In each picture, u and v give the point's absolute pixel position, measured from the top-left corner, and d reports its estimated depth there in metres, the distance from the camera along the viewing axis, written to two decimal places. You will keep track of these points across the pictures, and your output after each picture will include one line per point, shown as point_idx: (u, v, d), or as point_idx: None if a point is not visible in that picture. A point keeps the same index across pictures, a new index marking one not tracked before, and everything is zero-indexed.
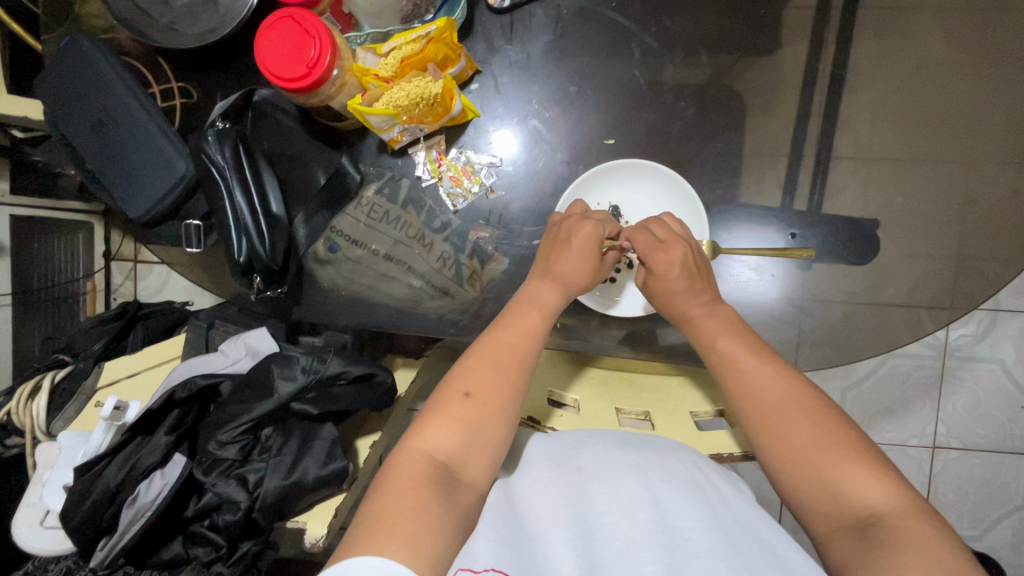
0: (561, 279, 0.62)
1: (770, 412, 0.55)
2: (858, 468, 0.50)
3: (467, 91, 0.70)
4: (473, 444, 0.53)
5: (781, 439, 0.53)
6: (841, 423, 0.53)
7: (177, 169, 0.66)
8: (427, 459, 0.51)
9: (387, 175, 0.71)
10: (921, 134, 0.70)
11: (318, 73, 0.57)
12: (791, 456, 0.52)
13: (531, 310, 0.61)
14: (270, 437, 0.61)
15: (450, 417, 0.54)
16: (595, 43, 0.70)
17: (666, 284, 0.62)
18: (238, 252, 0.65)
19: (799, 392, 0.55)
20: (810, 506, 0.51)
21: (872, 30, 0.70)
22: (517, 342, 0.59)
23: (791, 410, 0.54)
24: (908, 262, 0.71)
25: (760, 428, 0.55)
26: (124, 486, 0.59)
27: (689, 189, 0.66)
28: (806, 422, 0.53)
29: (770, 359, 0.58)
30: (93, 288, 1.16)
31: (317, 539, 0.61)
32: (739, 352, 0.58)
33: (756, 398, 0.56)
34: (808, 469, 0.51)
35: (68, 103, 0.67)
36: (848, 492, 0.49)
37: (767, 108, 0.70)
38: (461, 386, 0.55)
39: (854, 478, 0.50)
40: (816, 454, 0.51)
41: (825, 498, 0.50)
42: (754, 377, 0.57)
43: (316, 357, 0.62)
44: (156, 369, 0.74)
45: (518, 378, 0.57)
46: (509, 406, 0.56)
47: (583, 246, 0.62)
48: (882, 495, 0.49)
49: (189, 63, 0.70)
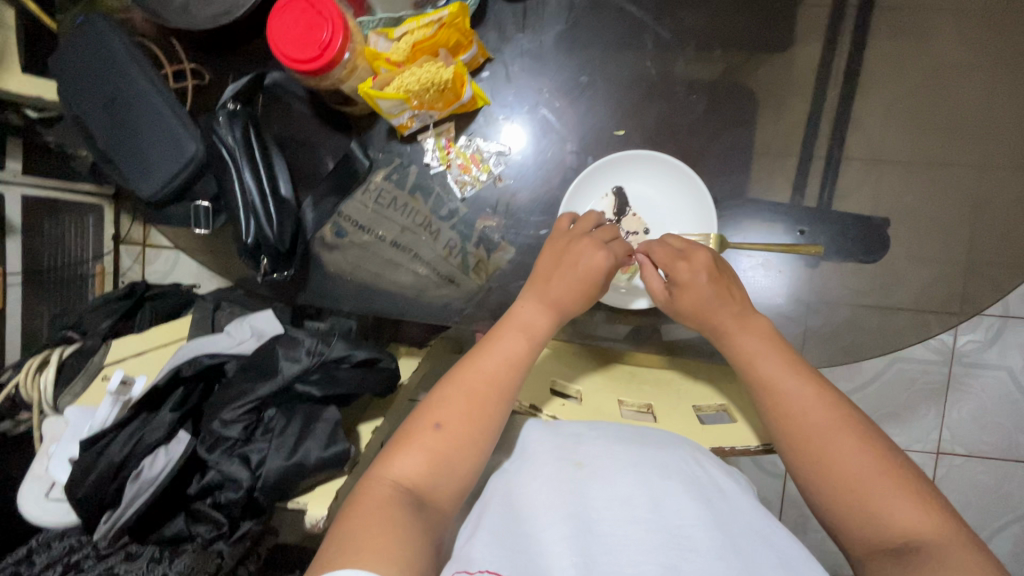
0: (550, 303, 0.62)
1: (815, 436, 0.54)
2: (901, 495, 0.50)
3: (478, 79, 0.69)
4: (441, 472, 0.54)
5: (823, 465, 0.53)
6: (883, 446, 0.53)
7: (187, 149, 0.66)
8: (393, 484, 0.52)
9: (395, 161, 0.71)
10: (933, 135, 0.69)
11: (329, 56, 0.56)
12: (834, 479, 0.52)
13: (517, 335, 0.60)
14: (273, 418, 0.60)
15: (418, 446, 0.54)
16: (608, 33, 0.69)
17: (695, 295, 0.60)
18: (247, 232, 0.66)
19: (840, 412, 0.54)
20: (849, 530, 0.51)
21: (888, 28, 0.69)
22: (494, 370, 0.59)
23: (834, 430, 0.53)
24: (918, 263, 0.70)
25: (802, 448, 0.54)
26: (129, 459, 0.58)
27: (691, 174, 0.66)
28: (851, 444, 0.52)
29: (807, 378, 0.57)
30: (103, 270, 1.17)
31: (318, 521, 0.60)
32: (776, 371, 0.57)
33: (795, 418, 0.55)
34: (849, 494, 0.51)
35: (82, 84, 0.67)
36: (890, 518, 0.49)
37: (779, 104, 0.70)
38: (432, 416, 0.56)
39: (897, 504, 0.49)
40: (860, 479, 0.51)
41: (867, 524, 0.50)
42: (795, 398, 0.56)
43: (321, 340, 0.62)
44: (161, 349, 0.74)
45: (490, 406, 0.57)
46: (478, 430, 0.56)
47: (589, 265, 0.61)
48: (923, 521, 0.49)
49: (201, 44, 0.70)
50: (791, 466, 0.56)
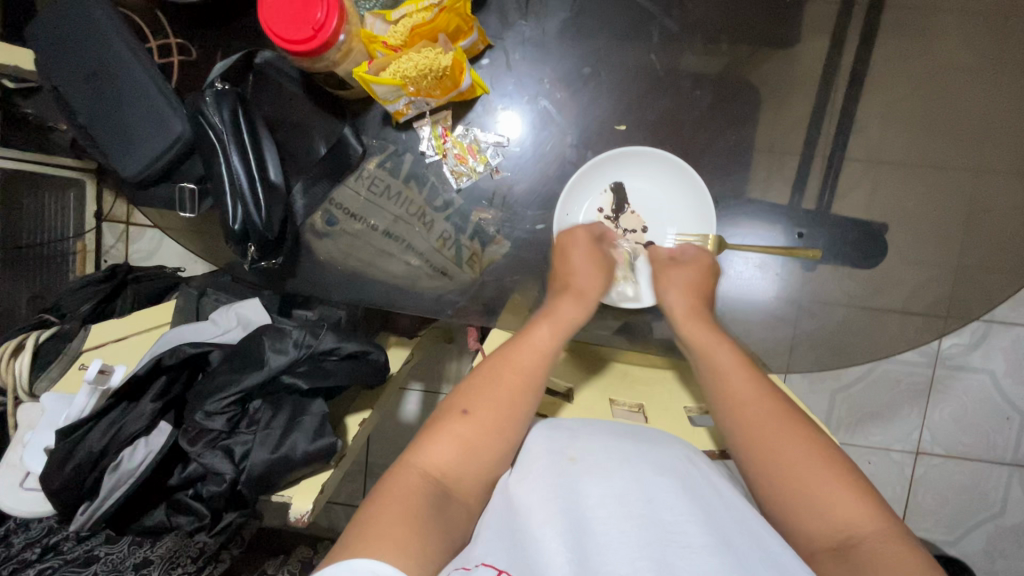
0: (577, 292, 0.64)
1: (765, 426, 0.56)
2: (844, 489, 0.51)
3: (478, 66, 0.67)
4: (469, 460, 0.55)
5: (768, 455, 0.54)
6: (825, 444, 0.55)
7: (171, 129, 0.63)
8: (422, 472, 0.53)
9: (390, 148, 0.69)
10: (935, 140, 0.69)
11: (324, 38, 0.54)
12: (786, 473, 0.53)
13: (543, 323, 0.62)
14: (259, 409, 0.59)
15: (448, 433, 0.55)
16: (613, 23, 0.67)
17: (677, 273, 0.65)
18: (233, 218, 0.63)
19: (787, 408, 0.57)
20: (797, 526, 0.52)
21: (895, 29, 0.68)
22: (524, 358, 0.60)
23: (782, 422, 0.55)
24: (913, 268, 0.70)
25: (750, 441, 0.56)
26: (108, 450, 0.57)
27: (693, 171, 0.65)
28: (797, 439, 0.54)
29: (756, 373, 0.59)
30: (84, 249, 1.14)
31: (303, 515, 0.59)
32: (729, 362, 0.60)
33: (745, 410, 0.57)
34: (793, 486, 0.52)
35: (61, 55, 0.64)
36: (835, 512, 0.50)
37: (783, 103, 0.68)
38: (460, 404, 0.58)
39: (841, 499, 0.51)
40: (803, 470, 0.52)
41: (814, 518, 0.51)
42: (742, 389, 0.58)
43: (309, 332, 0.60)
44: (144, 335, 0.71)
45: (520, 397, 0.58)
46: (509, 421, 0.57)
47: (585, 247, 0.64)
48: (863, 517, 0.50)
49: (187, 17, 0.67)
50: (740, 461, 0.57)
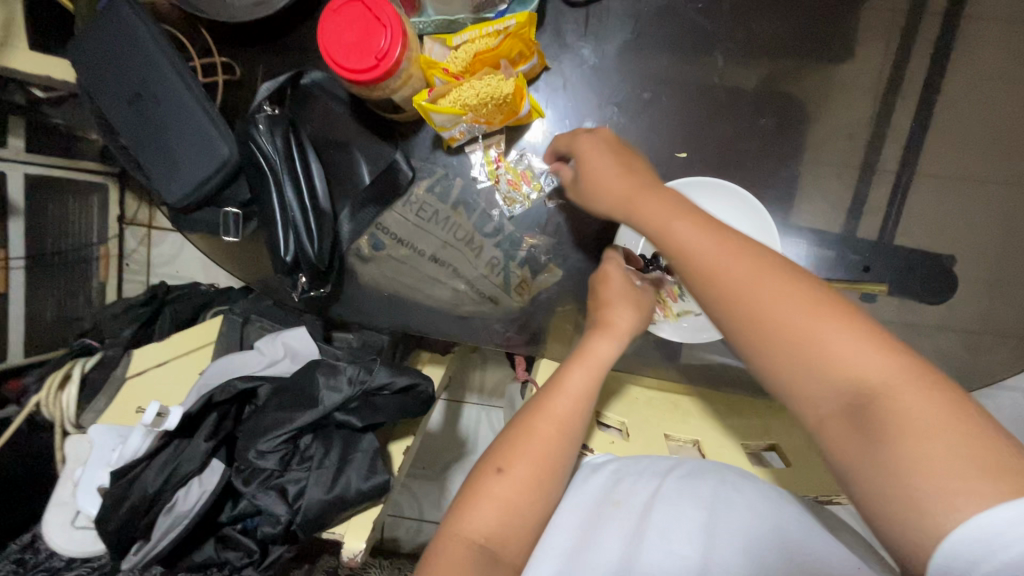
0: (616, 332, 0.58)
1: (746, 292, 0.41)
2: (830, 320, 0.38)
3: (534, 89, 0.65)
4: (512, 523, 0.52)
5: (749, 313, 0.40)
6: (789, 271, 0.41)
7: (219, 151, 0.61)
8: (467, 542, 0.51)
9: (439, 173, 0.66)
10: (1007, 167, 0.66)
11: (386, 66, 0.51)
12: (767, 335, 0.40)
13: (576, 368, 0.57)
14: (310, 445, 0.58)
15: (486, 496, 0.53)
16: (675, 45, 0.65)
17: (594, 163, 0.55)
18: (285, 249, 0.61)
19: (753, 251, 0.42)
20: (830, 414, 0.38)
21: (971, 51, 0.65)
22: (559, 410, 0.55)
23: (739, 255, 0.42)
24: (980, 300, 0.67)
25: (744, 319, 0.41)
26: (162, 491, 0.55)
27: (774, 232, 0.60)
28: (774, 282, 0.41)
29: (713, 225, 0.45)
30: (108, 253, 1.11)
31: (355, 555, 0.58)
32: (689, 230, 0.45)
33: (723, 275, 0.42)
34: (776, 341, 0.39)
35: (105, 74, 0.62)
36: (826, 355, 0.37)
37: (850, 127, 0.66)
38: (494, 461, 0.55)
39: (834, 339, 0.37)
40: (784, 313, 0.39)
41: (812, 377, 0.38)
42: (709, 246, 0.43)
43: (363, 368, 0.58)
44: (191, 357, 0.69)
45: (558, 455, 0.55)
46: (546, 482, 0.54)
47: (620, 276, 0.59)
48: (854, 354, 0.37)
49: (234, 37, 0.65)
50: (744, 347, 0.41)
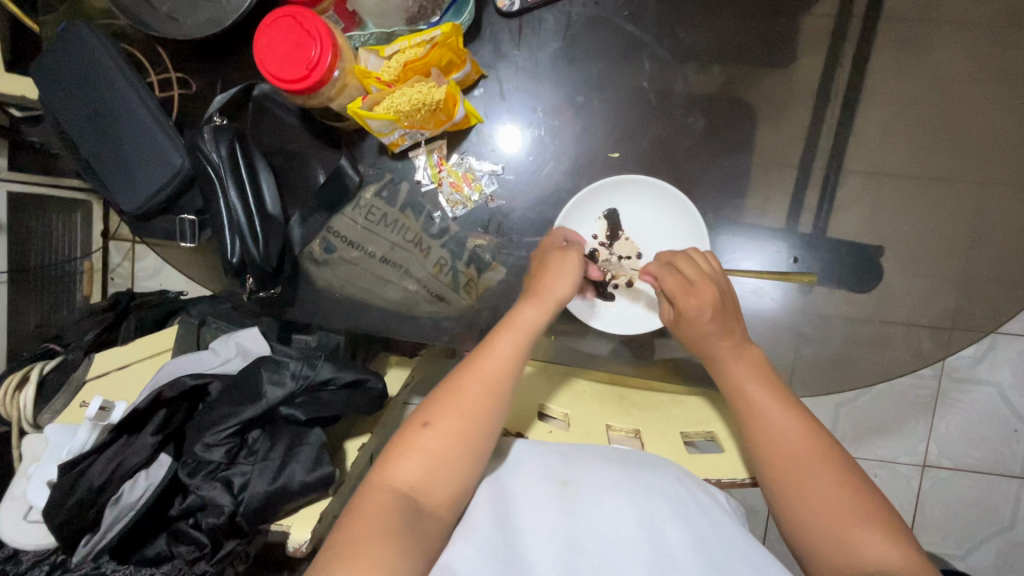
0: (547, 298, 0.61)
1: (789, 450, 0.55)
2: (829, 470, 0.54)
3: (471, 96, 0.68)
4: (437, 473, 0.53)
5: (795, 480, 0.54)
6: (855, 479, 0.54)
7: (172, 163, 0.65)
8: (392, 489, 0.51)
9: (386, 177, 0.69)
10: (932, 158, 0.69)
11: (318, 75, 0.54)
12: (797, 486, 0.54)
13: (508, 332, 0.59)
14: (257, 439, 0.60)
15: (414, 449, 0.53)
16: (607, 51, 0.68)
17: (680, 288, 0.59)
18: (231, 252, 0.65)
19: (817, 435, 0.56)
20: (815, 546, 0.52)
21: (890, 50, 0.68)
22: (489, 370, 0.57)
23: (812, 460, 0.54)
24: (914, 287, 0.69)
25: (774, 471, 0.56)
26: (109, 484, 0.58)
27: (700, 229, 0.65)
28: (826, 470, 0.54)
29: (790, 402, 0.58)
30: (92, 267, 1.13)
31: (300, 546, 0.59)
32: (743, 369, 0.59)
33: (765, 421, 0.57)
34: (809, 508, 0.53)
35: (65, 91, 0.65)
36: (854, 547, 0.50)
37: (778, 124, 0.69)
38: (422, 415, 0.56)
39: (867, 535, 0.50)
40: (826, 495, 0.53)
41: (832, 546, 0.51)
42: (767, 405, 0.57)
43: (306, 363, 0.60)
44: (148, 361, 0.72)
45: (485, 411, 0.56)
46: (473, 434, 0.55)
47: (557, 255, 0.63)
48: (879, 541, 0.50)
49: (188, 54, 0.69)
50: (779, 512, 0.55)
